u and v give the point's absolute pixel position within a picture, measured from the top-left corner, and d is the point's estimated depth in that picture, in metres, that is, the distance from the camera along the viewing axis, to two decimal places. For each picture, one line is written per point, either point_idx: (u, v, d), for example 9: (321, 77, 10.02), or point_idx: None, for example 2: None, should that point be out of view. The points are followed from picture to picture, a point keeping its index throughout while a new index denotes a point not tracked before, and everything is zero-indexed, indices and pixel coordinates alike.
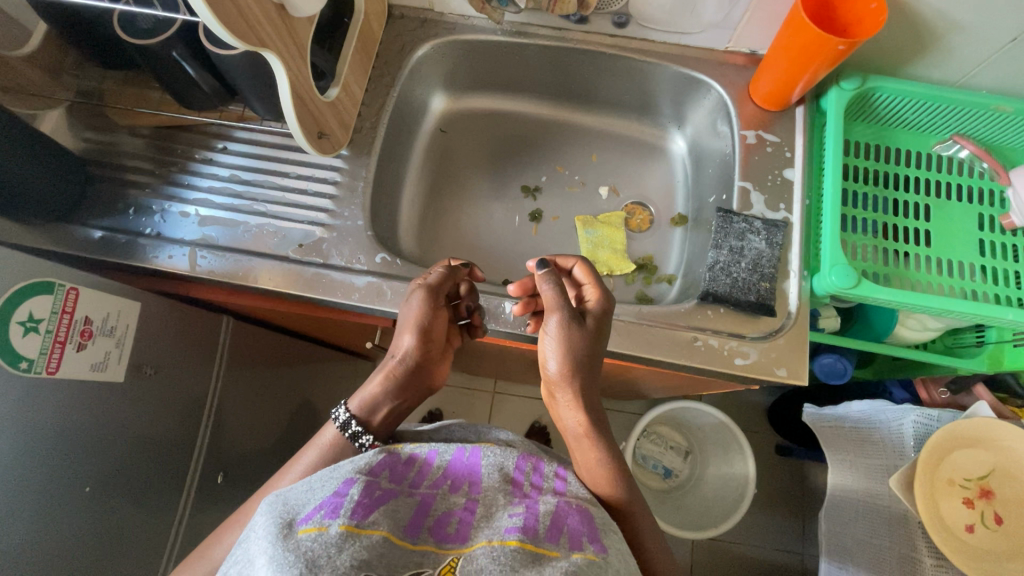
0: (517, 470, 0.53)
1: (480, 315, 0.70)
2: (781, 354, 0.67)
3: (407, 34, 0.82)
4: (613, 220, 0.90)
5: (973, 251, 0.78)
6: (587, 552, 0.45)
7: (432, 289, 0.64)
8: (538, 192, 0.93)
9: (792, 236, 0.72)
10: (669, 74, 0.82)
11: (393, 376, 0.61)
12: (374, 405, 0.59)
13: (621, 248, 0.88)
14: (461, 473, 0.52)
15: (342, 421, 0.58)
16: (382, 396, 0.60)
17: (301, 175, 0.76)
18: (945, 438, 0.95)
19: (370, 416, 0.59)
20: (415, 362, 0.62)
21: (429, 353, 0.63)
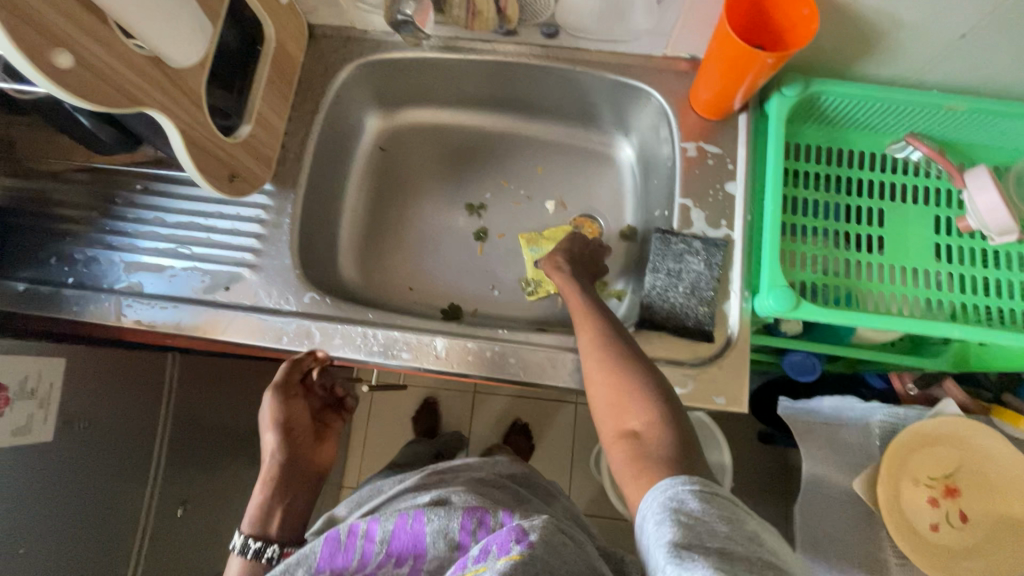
0: (462, 530, 0.52)
1: (326, 352, 0.68)
2: (720, 380, 0.65)
3: (329, 54, 0.78)
4: (558, 234, 0.87)
5: (929, 256, 0.75)
6: (513, 553, 0.44)
7: (281, 386, 0.68)
8: (483, 210, 0.90)
9: (733, 255, 0.69)
10: (607, 83, 0.78)
11: (269, 481, 0.65)
12: (263, 516, 0.63)
13: None
14: (406, 547, 0.52)
15: (252, 551, 0.60)
16: (269, 504, 0.64)
17: (227, 214, 0.74)
18: (910, 438, 0.93)
19: (265, 528, 0.63)
20: (286, 460, 0.67)
21: (298, 441, 0.69)
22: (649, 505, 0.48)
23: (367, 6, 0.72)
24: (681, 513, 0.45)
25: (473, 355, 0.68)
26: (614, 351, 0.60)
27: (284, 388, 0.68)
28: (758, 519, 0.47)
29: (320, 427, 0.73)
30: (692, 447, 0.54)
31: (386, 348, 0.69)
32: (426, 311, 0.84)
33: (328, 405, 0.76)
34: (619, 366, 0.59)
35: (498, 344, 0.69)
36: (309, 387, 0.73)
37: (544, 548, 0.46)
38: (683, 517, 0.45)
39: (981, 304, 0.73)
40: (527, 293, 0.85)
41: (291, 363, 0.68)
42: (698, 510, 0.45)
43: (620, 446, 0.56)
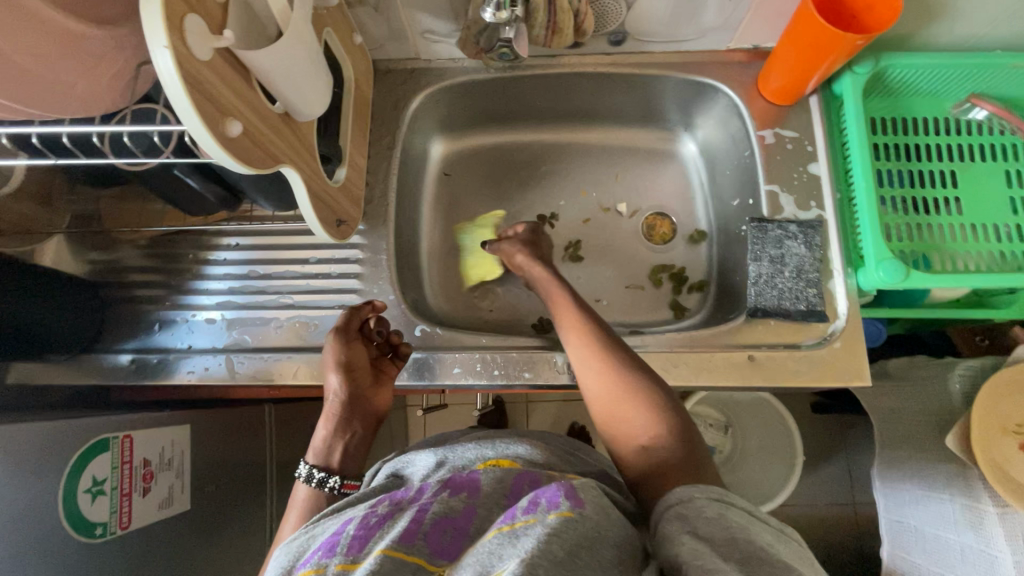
0: (517, 481, 0.48)
1: (400, 335, 0.68)
2: (839, 358, 0.67)
3: (398, 88, 0.78)
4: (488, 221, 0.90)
5: (1006, 211, 0.77)
6: (563, 510, 0.41)
7: (341, 327, 0.66)
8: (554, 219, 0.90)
9: (830, 234, 0.70)
10: (673, 83, 0.79)
11: (332, 416, 0.61)
12: (325, 447, 0.60)
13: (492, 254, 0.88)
14: (460, 483, 0.47)
15: (312, 476, 0.56)
16: (330, 438, 0.60)
17: (321, 258, 0.74)
18: (996, 388, 0.95)
19: (328, 460, 0.59)
20: (349, 397, 0.62)
21: (361, 383, 0.64)
22: (663, 512, 0.46)
23: (437, 36, 0.73)
24: (697, 520, 0.43)
25: None
26: (613, 356, 0.58)
27: (343, 330, 0.66)
28: (777, 532, 0.44)
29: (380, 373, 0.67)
30: (704, 460, 0.52)
31: (506, 372, 0.68)
32: (516, 329, 0.85)
33: (387, 355, 0.68)
34: (624, 378, 0.56)
35: None
36: (369, 337, 0.68)
37: (594, 512, 0.42)
38: (701, 524, 0.42)
39: None
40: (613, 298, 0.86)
41: (351, 308, 0.67)
42: (715, 515, 0.43)
43: (631, 459, 0.54)
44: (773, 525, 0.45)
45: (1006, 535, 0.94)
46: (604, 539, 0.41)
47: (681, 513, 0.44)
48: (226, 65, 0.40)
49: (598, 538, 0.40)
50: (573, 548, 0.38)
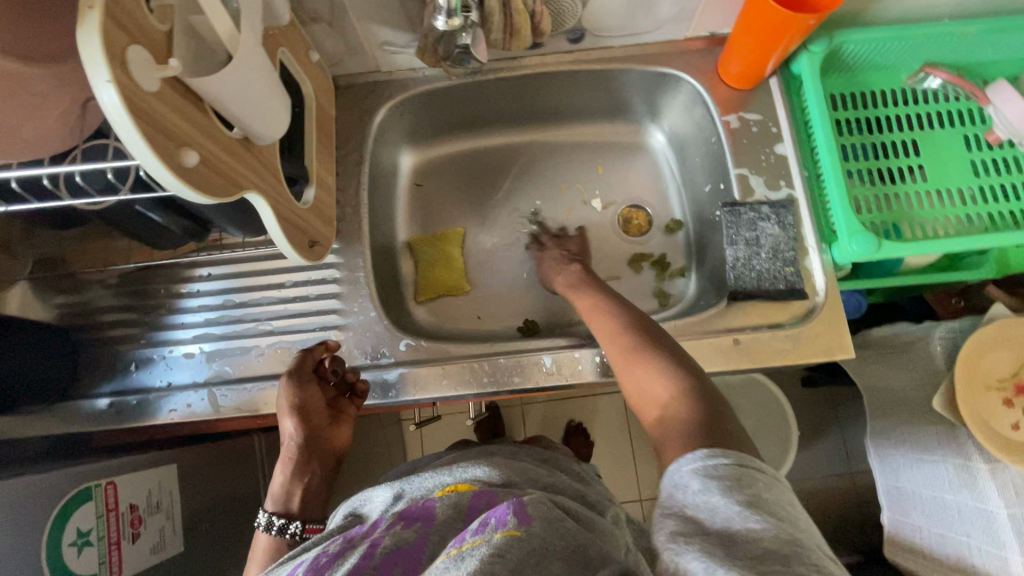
0: (473, 504, 0.50)
1: (355, 373, 0.67)
2: (823, 333, 0.67)
3: (361, 102, 0.77)
4: (450, 237, 0.88)
5: (970, 174, 0.79)
6: (509, 529, 0.42)
7: (294, 371, 0.64)
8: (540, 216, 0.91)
9: (801, 212, 0.71)
10: (635, 76, 0.80)
11: (289, 460, 0.62)
12: (284, 492, 0.62)
13: (458, 264, 0.87)
14: (416, 513, 0.49)
15: (272, 526, 0.59)
16: (288, 483, 0.62)
17: (297, 281, 0.73)
18: (975, 347, 0.97)
19: (287, 504, 0.61)
20: (305, 441, 0.63)
21: (317, 425, 0.64)
22: (660, 492, 0.46)
23: (395, 47, 0.72)
24: (685, 498, 0.42)
25: (581, 365, 0.69)
26: (635, 329, 0.61)
27: (296, 375, 0.64)
28: (768, 483, 0.43)
29: (337, 412, 0.67)
30: (723, 420, 0.49)
31: (495, 377, 0.68)
32: (502, 334, 0.84)
33: (344, 393, 0.68)
34: (641, 354, 0.57)
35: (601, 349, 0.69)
36: (325, 377, 0.67)
37: (543, 527, 0.43)
38: (688, 503, 0.42)
39: None
40: None
41: (305, 350, 0.65)
42: (700, 486, 0.42)
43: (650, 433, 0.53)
44: (770, 477, 0.44)
45: (998, 488, 0.96)
46: (553, 552, 0.42)
47: (671, 494, 0.44)
48: (177, 96, 0.39)
49: (546, 555, 0.41)
50: (518, 564, 0.39)
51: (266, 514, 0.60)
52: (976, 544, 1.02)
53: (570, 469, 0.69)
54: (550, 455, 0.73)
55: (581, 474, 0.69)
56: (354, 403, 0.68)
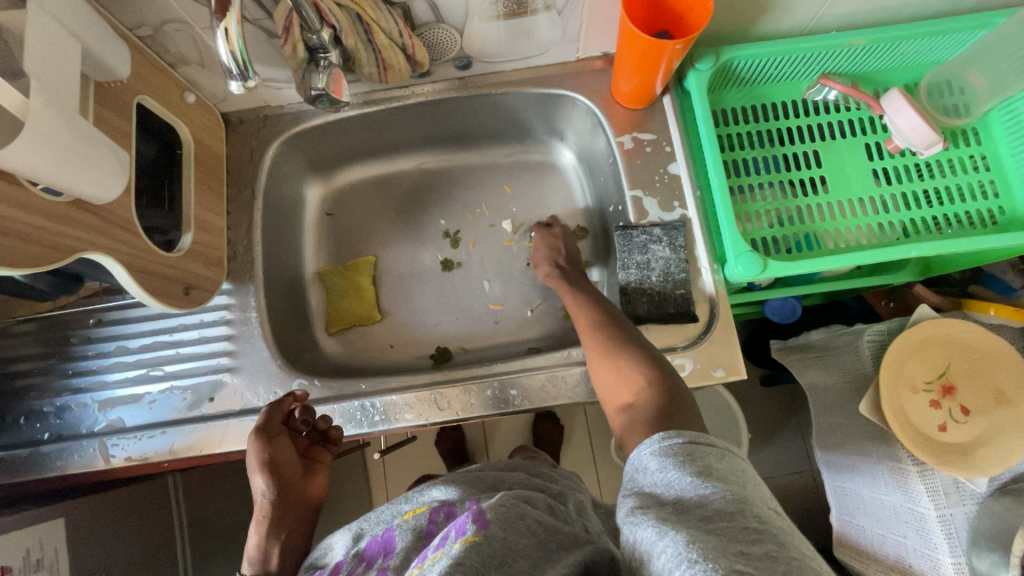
0: (431, 519, 0.50)
1: (327, 420, 0.67)
2: (714, 354, 0.67)
3: (252, 138, 0.76)
4: (360, 266, 0.87)
5: (870, 183, 0.78)
6: (468, 535, 0.42)
7: (262, 426, 0.64)
8: (459, 236, 0.90)
9: (693, 233, 0.71)
10: (532, 97, 0.79)
11: (264, 519, 0.63)
12: (260, 553, 0.62)
13: (370, 294, 0.86)
14: (377, 550, 0.49)
15: None
16: (265, 542, 0.62)
17: (190, 324, 0.71)
18: (901, 349, 0.96)
19: (265, 565, 0.62)
20: (279, 497, 0.64)
21: (290, 478, 0.65)
22: (624, 475, 0.46)
23: (278, 84, 0.71)
24: (643, 478, 0.43)
25: (474, 399, 0.68)
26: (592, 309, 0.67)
27: (266, 431, 0.64)
28: (720, 453, 0.43)
29: (308, 463, 0.68)
30: (678, 409, 0.52)
31: (387, 415, 0.69)
32: (415, 362, 0.84)
33: (316, 441, 0.70)
34: (609, 349, 0.60)
35: (496, 381, 0.69)
36: (297, 428, 0.68)
37: (501, 529, 0.43)
38: (644, 481, 0.42)
39: (926, 216, 0.77)
40: (510, 318, 0.86)
41: (272, 404, 0.65)
42: (657, 465, 0.43)
43: (616, 419, 0.56)
44: (726, 450, 0.44)
45: (928, 491, 0.96)
46: (515, 553, 0.42)
47: (632, 477, 0.44)
48: None
49: (505, 557, 0.42)
50: (478, 569, 0.39)
51: None
52: (911, 545, 1.00)
53: (534, 469, 0.70)
54: (519, 463, 0.72)
55: (547, 473, 0.69)
56: (326, 451, 0.70)
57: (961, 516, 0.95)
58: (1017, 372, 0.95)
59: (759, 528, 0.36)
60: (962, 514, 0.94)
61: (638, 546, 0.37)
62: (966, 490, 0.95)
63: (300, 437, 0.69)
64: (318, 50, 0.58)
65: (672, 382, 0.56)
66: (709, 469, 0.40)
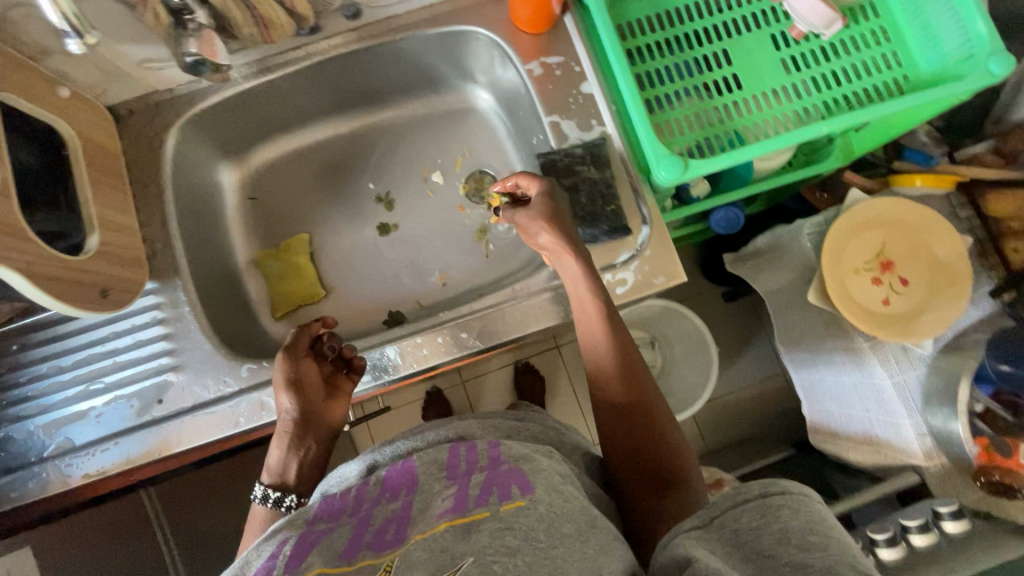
0: (452, 455, 0.51)
1: (351, 348, 0.68)
2: (652, 264, 0.68)
3: (147, 128, 0.72)
4: (295, 246, 0.85)
5: (780, 73, 0.79)
6: (515, 499, 0.43)
7: (290, 347, 0.66)
8: (392, 199, 0.88)
9: (615, 148, 0.71)
10: (433, 39, 0.76)
11: (285, 434, 0.64)
12: (280, 465, 0.63)
13: (309, 272, 0.84)
14: (399, 484, 0.48)
15: (260, 497, 0.61)
16: (285, 455, 0.64)
17: (121, 331, 0.69)
18: (838, 232, 1.00)
19: (282, 476, 0.63)
20: (300, 415, 0.64)
21: (313, 399, 0.65)
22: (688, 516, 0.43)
23: (160, 63, 0.67)
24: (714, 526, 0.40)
25: (426, 350, 0.68)
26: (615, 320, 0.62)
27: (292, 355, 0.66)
28: (795, 506, 0.39)
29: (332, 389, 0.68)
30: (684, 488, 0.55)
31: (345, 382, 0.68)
32: (369, 330, 0.83)
33: (340, 369, 0.69)
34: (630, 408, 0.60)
35: (445, 329, 0.69)
36: (323, 353, 0.69)
37: (548, 496, 0.44)
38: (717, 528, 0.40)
39: (838, 96, 0.78)
40: (457, 269, 0.85)
41: (299, 329, 0.67)
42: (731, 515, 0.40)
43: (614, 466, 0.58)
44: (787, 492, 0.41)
45: (882, 364, 1.00)
46: (561, 516, 0.43)
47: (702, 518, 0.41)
48: None
49: (554, 518, 0.43)
50: (527, 532, 0.41)
51: (261, 488, 0.62)
52: (875, 418, 1.04)
53: (543, 419, 0.66)
54: (527, 412, 0.69)
55: (556, 424, 0.65)
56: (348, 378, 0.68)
57: (914, 380, 0.99)
58: (946, 235, 0.99)
59: None
60: (914, 379, 0.99)
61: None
62: (916, 355, 0.99)
63: (325, 364, 0.69)
64: (181, 12, 0.54)
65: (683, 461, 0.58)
66: (784, 533, 0.37)
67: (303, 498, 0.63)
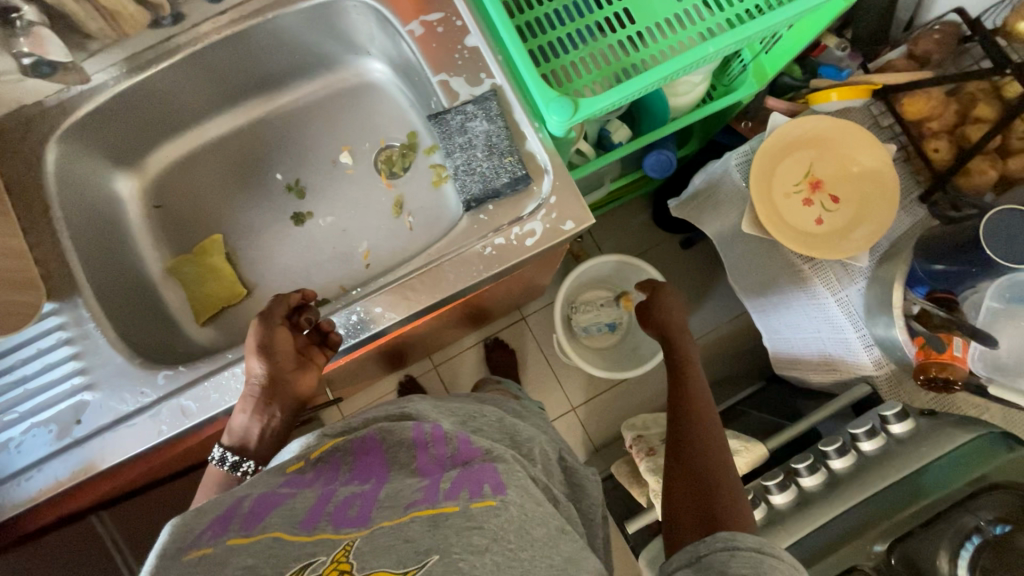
0: (417, 434, 0.51)
1: (328, 321, 0.66)
2: (559, 211, 0.67)
3: (20, 145, 0.69)
4: (209, 247, 0.83)
5: (671, 0, 0.78)
6: (487, 499, 0.42)
7: (263, 314, 0.64)
8: (303, 187, 0.86)
9: (508, 98, 0.69)
10: (309, 13, 0.73)
11: (251, 398, 0.62)
12: (242, 429, 0.62)
13: (228, 273, 0.82)
14: (365, 468, 0.48)
15: (219, 459, 0.61)
16: (249, 420, 0.62)
17: (28, 357, 0.66)
18: (765, 156, 0.99)
19: (243, 441, 0.63)
20: (269, 381, 0.62)
21: (282, 367, 0.63)
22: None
23: (16, 75, 0.64)
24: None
25: (343, 330, 0.67)
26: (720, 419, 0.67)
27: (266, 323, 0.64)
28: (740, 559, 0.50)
29: (305, 358, 0.66)
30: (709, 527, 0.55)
31: None
32: None
33: (315, 342, 0.67)
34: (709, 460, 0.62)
35: (359, 305, 0.67)
36: (298, 324, 0.66)
37: (518, 495, 0.44)
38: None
39: (731, 15, 0.76)
40: (378, 248, 0.83)
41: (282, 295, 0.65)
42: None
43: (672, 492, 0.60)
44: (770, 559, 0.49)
45: (826, 286, 0.99)
46: (531, 520, 0.43)
47: None
48: None
49: (525, 522, 0.43)
50: (496, 532, 0.40)
51: (223, 451, 0.61)
52: (825, 336, 1.04)
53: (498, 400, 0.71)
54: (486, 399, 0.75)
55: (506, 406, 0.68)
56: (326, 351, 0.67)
57: (855, 294, 0.99)
58: (871, 147, 0.99)
59: None
60: (856, 292, 0.99)
61: None
62: (855, 270, 1.00)
63: (301, 335, 0.67)
64: None
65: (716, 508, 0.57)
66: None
67: (261, 466, 0.63)
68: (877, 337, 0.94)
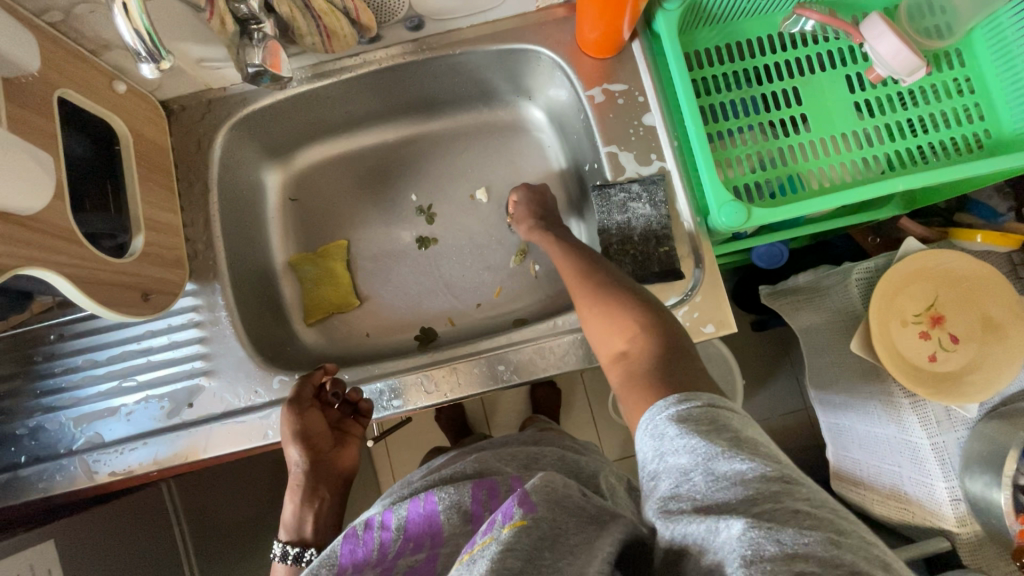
0: (474, 500, 0.50)
1: (356, 391, 0.67)
2: (702, 309, 0.65)
3: (196, 125, 0.71)
4: (332, 252, 0.84)
5: (852, 117, 0.75)
6: (516, 519, 0.38)
7: (293, 399, 0.64)
8: (433, 210, 0.86)
9: (673, 186, 0.68)
10: (494, 56, 0.73)
11: (298, 488, 0.65)
12: (296, 520, 0.64)
13: (344, 281, 0.83)
14: (421, 531, 0.47)
15: (279, 553, 0.62)
16: (300, 510, 0.65)
17: (157, 329, 0.68)
18: (893, 277, 0.87)
19: (300, 532, 0.64)
20: (310, 467, 0.65)
21: (322, 449, 0.66)
22: (639, 453, 0.42)
23: (217, 62, 0.66)
24: (667, 448, 0.39)
25: (461, 378, 0.67)
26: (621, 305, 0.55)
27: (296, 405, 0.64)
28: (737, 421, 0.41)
29: (340, 432, 0.69)
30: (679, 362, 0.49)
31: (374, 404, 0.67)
32: (399, 346, 0.81)
33: (348, 414, 0.70)
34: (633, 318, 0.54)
35: (481, 358, 0.67)
36: (328, 400, 0.68)
37: (550, 510, 0.39)
38: (667, 451, 0.39)
39: (911, 146, 0.74)
40: (492, 291, 0.83)
41: (305, 375, 0.66)
42: (676, 432, 0.40)
43: (611, 370, 0.53)
44: (821, 492, 0.36)
45: (920, 420, 0.88)
46: (565, 531, 0.39)
47: (659, 455, 0.40)
48: None
49: (557, 539, 0.38)
50: (531, 554, 0.36)
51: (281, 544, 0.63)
52: (906, 474, 0.93)
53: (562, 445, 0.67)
54: (540, 436, 0.70)
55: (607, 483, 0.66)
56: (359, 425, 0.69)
57: (954, 442, 0.88)
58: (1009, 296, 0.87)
59: (812, 512, 0.33)
60: (954, 441, 0.88)
61: (681, 537, 0.35)
62: (957, 416, 0.88)
63: (332, 408, 0.69)
64: (249, 21, 0.54)
65: (678, 346, 0.51)
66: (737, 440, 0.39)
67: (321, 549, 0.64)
68: (969, 494, 0.83)
